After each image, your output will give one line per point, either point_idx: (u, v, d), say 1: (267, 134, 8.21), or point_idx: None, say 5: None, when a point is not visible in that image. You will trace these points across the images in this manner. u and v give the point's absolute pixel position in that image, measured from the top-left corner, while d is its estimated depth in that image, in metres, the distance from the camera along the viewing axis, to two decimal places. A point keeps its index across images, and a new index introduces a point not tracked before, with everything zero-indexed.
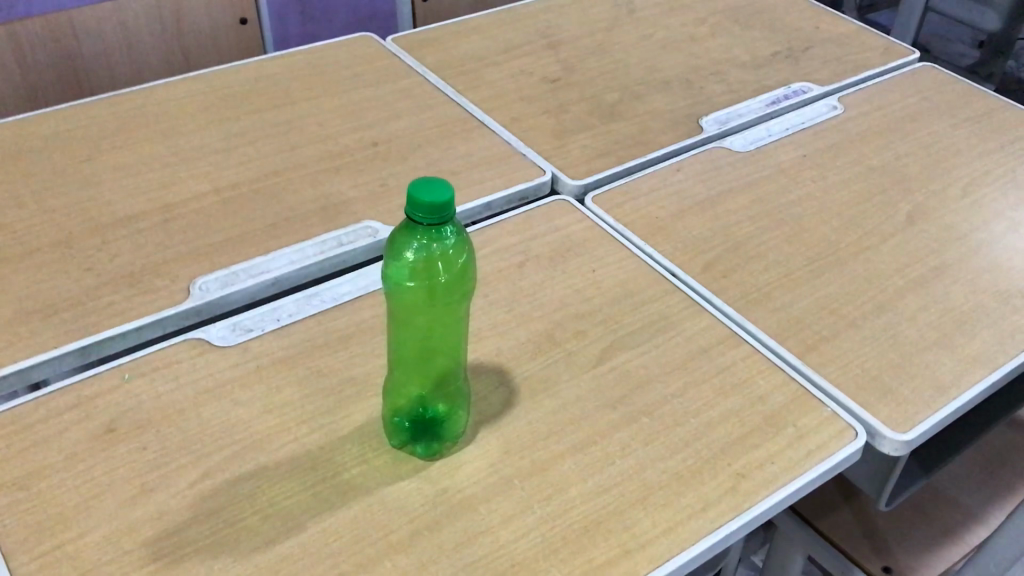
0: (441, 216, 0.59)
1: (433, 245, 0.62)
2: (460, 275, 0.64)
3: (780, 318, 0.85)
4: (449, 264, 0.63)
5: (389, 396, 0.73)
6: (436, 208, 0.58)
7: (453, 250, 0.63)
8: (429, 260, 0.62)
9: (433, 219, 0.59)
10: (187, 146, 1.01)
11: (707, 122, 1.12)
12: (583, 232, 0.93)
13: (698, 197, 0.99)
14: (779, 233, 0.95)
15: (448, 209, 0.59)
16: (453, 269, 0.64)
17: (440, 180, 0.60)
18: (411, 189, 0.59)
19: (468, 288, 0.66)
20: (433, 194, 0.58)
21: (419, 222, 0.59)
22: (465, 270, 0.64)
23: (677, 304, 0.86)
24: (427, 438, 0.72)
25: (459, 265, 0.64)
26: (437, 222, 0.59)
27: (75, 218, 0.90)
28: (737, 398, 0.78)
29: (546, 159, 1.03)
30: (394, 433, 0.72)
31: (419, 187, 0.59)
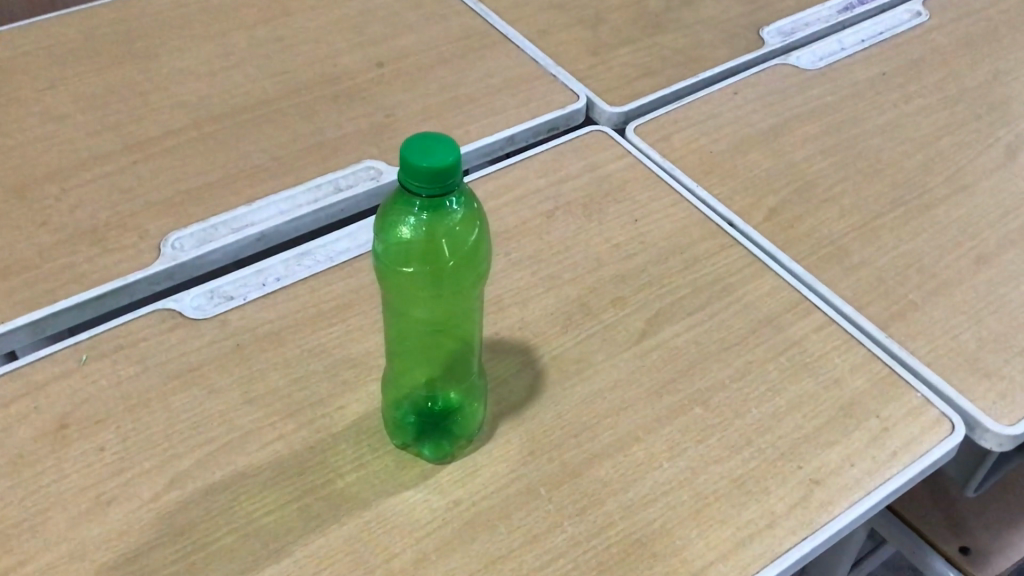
0: (443, 183, 0.46)
1: (436, 219, 0.49)
2: (472, 255, 0.51)
3: (858, 277, 0.72)
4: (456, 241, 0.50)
5: (389, 386, 0.62)
6: (436, 177, 0.45)
7: (460, 225, 0.50)
8: (431, 237, 0.50)
9: (434, 187, 0.46)
10: (163, 69, 0.87)
11: (768, 33, 0.96)
12: (622, 172, 0.80)
13: (759, 127, 0.84)
14: (856, 171, 0.80)
15: (452, 178, 0.46)
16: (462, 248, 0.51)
17: (442, 136, 0.47)
18: (403, 149, 0.46)
19: (481, 271, 0.53)
20: (431, 156, 0.45)
21: (416, 192, 0.46)
22: (478, 248, 0.51)
23: (735, 263, 0.72)
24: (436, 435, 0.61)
25: (470, 243, 0.51)
26: (440, 192, 0.46)
27: (30, 160, 0.77)
28: (808, 381, 0.65)
29: (581, 82, 0.89)
30: (397, 432, 0.61)
31: (414, 146, 0.46)
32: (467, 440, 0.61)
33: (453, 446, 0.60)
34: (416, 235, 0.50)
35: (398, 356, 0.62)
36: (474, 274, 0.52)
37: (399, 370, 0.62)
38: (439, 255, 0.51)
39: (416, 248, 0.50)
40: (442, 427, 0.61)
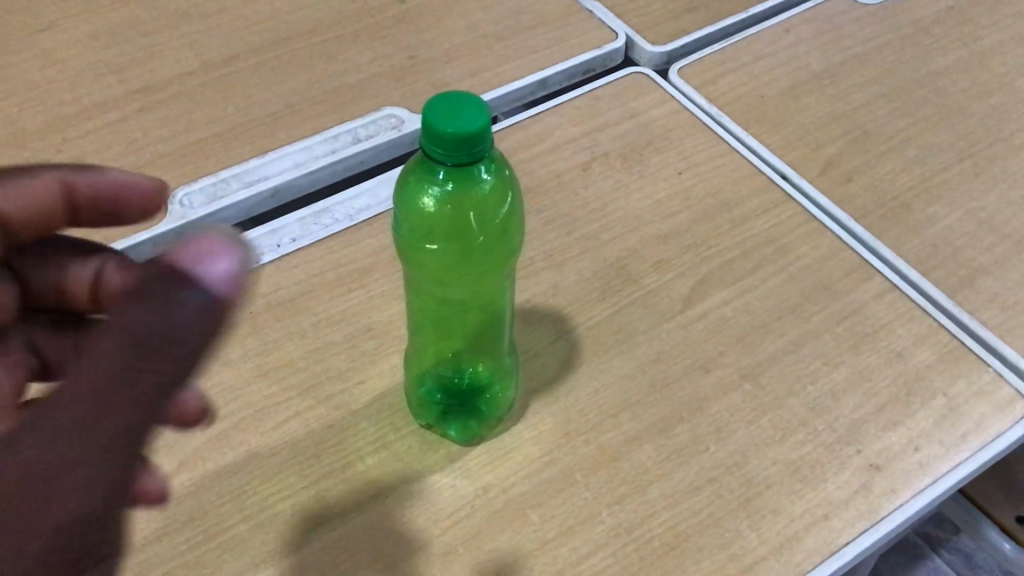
0: (468, 152, 0.41)
1: (462, 188, 0.44)
2: (501, 228, 0.46)
3: (922, 237, 0.66)
4: (484, 215, 0.45)
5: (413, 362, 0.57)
6: (465, 144, 0.40)
7: (489, 195, 0.45)
8: (457, 208, 0.45)
9: (459, 155, 0.41)
10: (170, 9, 0.82)
11: None
12: (664, 120, 0.73)
13: (813, 69, 0.77)
14: (920, 117, 0.74)
15: (482, 144, 0.41)
16: (490, 220, 0.46)
17: (471, 96, 0.41)
18: (425, 111, 0.41)
19: (512, 246, 0.48)
20: (455, 121, 0.40)
21: (439, 160, 0.41)
22: (509, 221, 0.47)
23: (788, 222, 0.66)
24: (463, 415, 0.57)
25: (498, 216, 0.46)
26: (466, 162, 0.41)
27: (29, 107, 0.72)
28: (868, 354, 0.60)
29: (619, 18, 0.82)
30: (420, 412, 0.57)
31: (436, 108, 0.41)
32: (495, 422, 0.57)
33: (479, 429, 0.56)
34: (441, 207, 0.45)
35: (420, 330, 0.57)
36: (504, 252, 0.48)
37: (422, 345, 0.58)
38: (464, 229, 0.46)
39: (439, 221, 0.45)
40: (470, 406, 0.57)
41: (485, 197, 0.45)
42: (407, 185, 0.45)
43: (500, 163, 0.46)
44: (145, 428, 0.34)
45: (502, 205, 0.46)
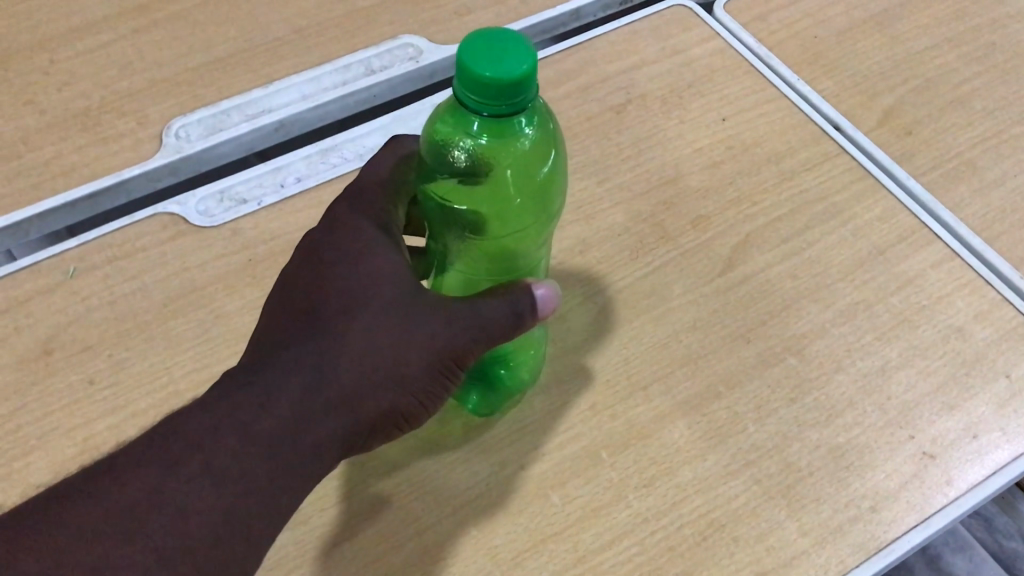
0: (509, 101, 0.35)
1: (500, 142, 0.39)
2: (539, 188, 0.41)
3: (986, 200, 0.60)
4: (522, 172, 0.40)
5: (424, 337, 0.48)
6: (505, 93, 0.35)
7: (531, 153, 0.40)
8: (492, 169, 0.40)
9: (498, 103, 0.35)
10: None
11: None
12: (707, 60, 0.67)
13: (870, 8, 0.71)
14: (988, 66, 0.67)
15: (524, 94, 0.36)
16: (528, 180, 0.40)
17: (516, 40, 0.35)
18: (460, 53, 0.35)
19: (553, 211, 0.43)
20: (496, 65, 0.35)
21: (475, 108, 0.36)
22: (548, 182, 0.41)
23: (839, 178, 0.61)
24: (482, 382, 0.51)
25: (537, 173, 0.40)
26: (506, 111, 0.36)
27: (18, 26, 0.67)
28: (925, 327, 0.54)
29: None
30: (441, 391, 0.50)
31: (473, 47, 0.35)
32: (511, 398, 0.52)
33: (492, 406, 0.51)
34: (475, 163, 0.39)
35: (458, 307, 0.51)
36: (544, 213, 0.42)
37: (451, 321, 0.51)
38: (499, 189, 0.40)
39: (472, 180, 0.40)
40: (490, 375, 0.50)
41: (524, 153, 0.40)
42: (435, 136, 0.40)
43: (543, 115, 0.40)
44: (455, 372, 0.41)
45: (542, 158, 0.40)
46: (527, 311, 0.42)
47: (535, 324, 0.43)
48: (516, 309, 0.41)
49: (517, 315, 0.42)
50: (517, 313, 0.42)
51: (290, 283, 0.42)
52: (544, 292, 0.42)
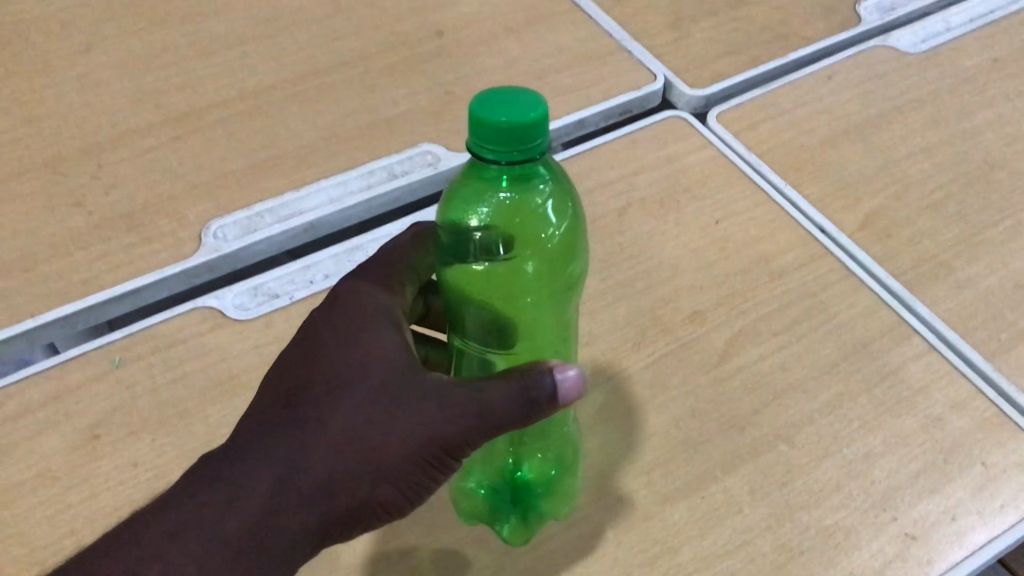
0: (524, 145, 0.41)
1: (518, 197, 0.46)
2: (557, 244, 0.47)
3: (961, 298, 0.65)
4: (532, 226, 0.47)
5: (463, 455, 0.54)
6: (515, 142, 0.41)
7: (545, 209, 0.47)
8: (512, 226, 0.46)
9: (510, 149, 0.41)
10: (211, 35, 0.82)
11: (866, 8, 0.87)
12: (701, 168, 0.73)
13: (852, 118, 0.77)
14: (961, 173, 0.73)
15: (534, 143, 0.41)
16: (538, 232, 0.47)
17: (521, 92, 0.42)
18: (474, 106, 0.41)
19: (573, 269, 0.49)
20: (506, 112, 0.40)
21: (490, 157, 0.41)
22: (565, 238, 0.48)
23: (825, 276, 0.66)
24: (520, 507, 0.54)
25: (547, 229, 0.47)
26: (518, 158, 0.41)
27: (68, 133, 0.73)
28: (906, 417, 0.58)
29: (657, 59, 0.82)
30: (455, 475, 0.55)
31: (486, 102, 0.41)
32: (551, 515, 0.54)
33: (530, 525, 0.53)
34: (496, 220, 0.46)
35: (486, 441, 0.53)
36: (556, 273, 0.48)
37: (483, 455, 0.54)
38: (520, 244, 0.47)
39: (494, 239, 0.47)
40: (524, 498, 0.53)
41: (538, 207, 0.46)
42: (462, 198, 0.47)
43: (556, 176, 0.47)
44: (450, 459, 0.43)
45: (553, 213, 0.47)
46: (540, 397, 0.43)
47: (555, 408, 0.43)
48: (528, 394, 0.43)
49: (529, 400, 0.43)
50: (530, 398, 0.43)
51: (296, 355, 0.45)
52: (564, 377, 0.43)
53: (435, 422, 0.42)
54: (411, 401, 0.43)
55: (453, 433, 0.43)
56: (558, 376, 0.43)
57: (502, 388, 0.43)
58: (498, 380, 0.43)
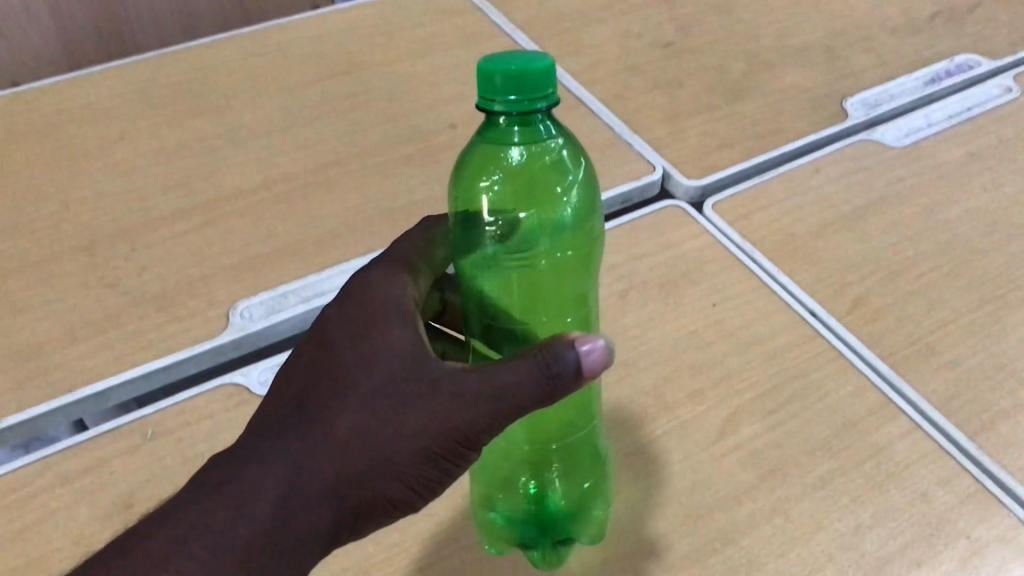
0: (538, 89, 0.45)
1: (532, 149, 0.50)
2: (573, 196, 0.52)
3: (946, 378, 0.68)
4: (538, 199, 0.51)
5: (480, 482, 0.58)
6: (526, 90, 0.45)
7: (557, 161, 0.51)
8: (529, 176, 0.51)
9: (523, 97, 0.45)
10: (237, 125, 0.88)
11: (852, 105, 0.93)
12: (698, 254, 0.78)
13: (840, 209, 0.82)
14: (943, 261, 0.77)
15: (543, 92, 0.45)
16: (553, 183, 0.51)
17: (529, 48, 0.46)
18: (485, 62, 0.45)
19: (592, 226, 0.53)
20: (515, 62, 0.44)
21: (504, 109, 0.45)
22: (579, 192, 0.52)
23: (815, 358, 0.70)
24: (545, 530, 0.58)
25: (559, 186, 0.51)
26: (531, 106, 0.45)
27: (104, 218, 0.77)
28: (894, 492, 0.62)
29: (656, 151, 0.88)
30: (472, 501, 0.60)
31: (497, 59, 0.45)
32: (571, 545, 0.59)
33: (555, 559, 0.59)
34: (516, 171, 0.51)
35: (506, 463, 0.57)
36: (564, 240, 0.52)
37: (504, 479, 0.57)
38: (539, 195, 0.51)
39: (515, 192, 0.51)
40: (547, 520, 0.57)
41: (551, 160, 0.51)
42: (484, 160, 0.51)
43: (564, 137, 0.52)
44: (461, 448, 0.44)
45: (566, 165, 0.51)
46: (563, 370, 0.43)
47: (582, 380, 0.43)
48: (549, 371, 0.43)
49: (551, 375, 0.43)
50: (552, 373, 0.43)
51: (306, 354, 0.47)
52: (587, 349, 0.43)
53: (451, 414, 0.43)
54: (422, 394, 0.44)
55: (468, 424, 0.43)
56: (582, 347, 0.43)
57: (520, 367, 0.43)
58: (518, 359, 0.44)
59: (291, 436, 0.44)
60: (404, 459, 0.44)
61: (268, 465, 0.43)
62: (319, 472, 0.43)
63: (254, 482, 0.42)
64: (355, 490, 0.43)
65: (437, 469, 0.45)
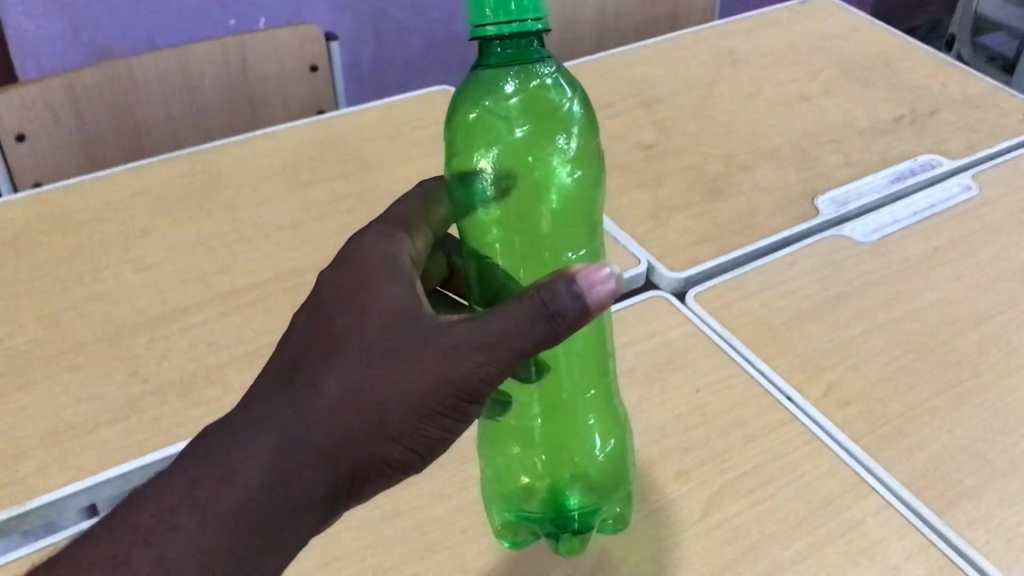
0: (530, 13, 0.50)
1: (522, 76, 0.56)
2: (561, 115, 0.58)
3: (914, 460, 0.73)
4: (532, 140, 0.58)
5: (494, 464, 0.63)
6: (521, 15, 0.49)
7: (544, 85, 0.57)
8: (523, 107, 0.57)
9: (518, 23, 0.49)
10: (249, 222, 0.93)
11: (822, 203, 1.00)
12: (680, 342, 0.83)
13: (813, 300, 0.88)
14: (910, 349, 0.83)
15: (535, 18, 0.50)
16: (546, 107, 0.57)
17: None
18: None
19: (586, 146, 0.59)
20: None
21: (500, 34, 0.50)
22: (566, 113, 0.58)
23: (793, 439, 0.74)
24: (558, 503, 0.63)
25: (551, 109, 0.57)
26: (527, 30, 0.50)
27: (125, 311, 0.82)
28: (868, 565, 0.66)
29: (642, 246, 0.94)
30: (488, 484, 0.64)
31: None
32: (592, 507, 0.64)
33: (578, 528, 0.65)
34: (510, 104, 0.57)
35: (517, 445, 0.62)
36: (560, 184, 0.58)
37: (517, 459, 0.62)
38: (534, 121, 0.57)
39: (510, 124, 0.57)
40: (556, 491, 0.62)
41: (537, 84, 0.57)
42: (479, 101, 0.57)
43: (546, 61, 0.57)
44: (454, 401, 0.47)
45: (553, 89, 0.57)
46: (564, 308, 0.46)
47: (586, 313, 0.46)
48: (551, 309, 0.45)
49: (551, 314, 0.46)
50: (552, 312, 0.46)
51: (304, 318, 0.50)
52: (590, 284, 0.46)
53: (443, 366, 0.46)
54: (414, 352, 0.47)
55: (467, 379, 0.46)
56: (583, 283, 0.46)
57: (522, 310, 0.46)
58: (518, 300, 0.46)
59: (281, 403, 0.46)
60: (403, 421, 0.46)
61: (260, 437, 0.45)
62: (317, 438, 0.45)
63: (246, 453, 0.45)
64: (356, 451, 0.46)
65: (438, 427, 0.47)
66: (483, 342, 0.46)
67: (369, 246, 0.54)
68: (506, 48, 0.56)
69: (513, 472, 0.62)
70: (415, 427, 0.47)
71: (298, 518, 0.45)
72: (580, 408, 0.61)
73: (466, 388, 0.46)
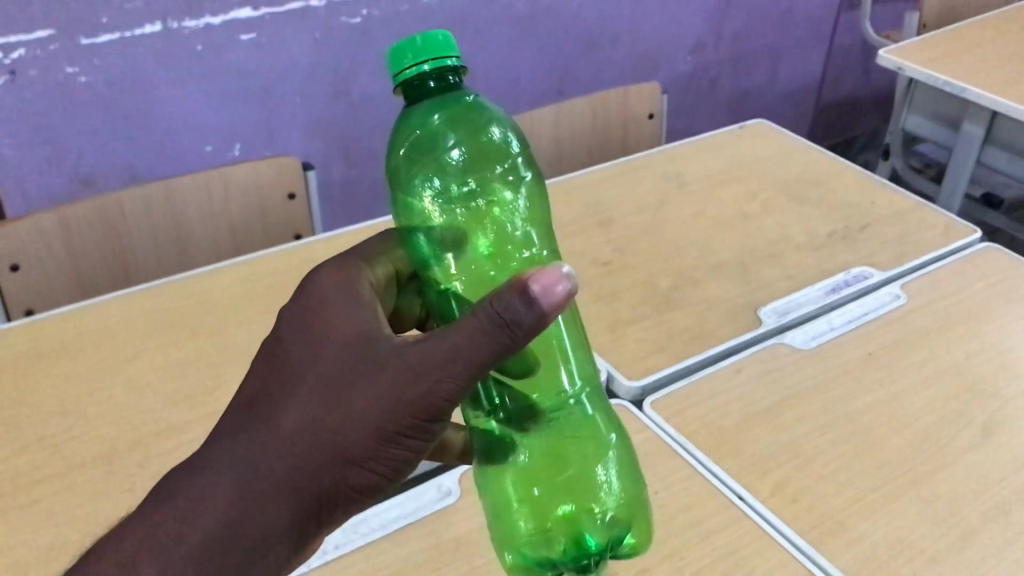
0: (443, 48, 0.57)
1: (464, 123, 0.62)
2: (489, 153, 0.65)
3: (855, 552, 0.79)
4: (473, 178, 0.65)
5: (492, 503, 0.60)
6: (438, 51, 0.57)
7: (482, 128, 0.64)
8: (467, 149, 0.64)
9: (434, 59, 0.57)
10: (233, 342, 1.00)
11: (765, 313, 1.08)
12: (638, 447, 0.90)
13: (759, 405, 0.95)
14: (849, 449, 0.90)
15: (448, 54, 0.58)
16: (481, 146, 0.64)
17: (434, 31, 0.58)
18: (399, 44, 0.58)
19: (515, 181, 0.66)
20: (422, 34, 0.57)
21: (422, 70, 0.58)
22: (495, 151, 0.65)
23: (745, 534, 0.81)
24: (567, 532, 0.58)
25: (487, 147, 0.65)
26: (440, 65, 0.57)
27: (119, 431, 0.87)
28: None
29: (602, 357, 1.01)
30: (491, 531, 0.60)
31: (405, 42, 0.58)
32: (604, 526, 0.58)
33: (596, 558, 0.58)
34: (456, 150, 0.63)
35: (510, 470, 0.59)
36: (494, 205, 0.65)
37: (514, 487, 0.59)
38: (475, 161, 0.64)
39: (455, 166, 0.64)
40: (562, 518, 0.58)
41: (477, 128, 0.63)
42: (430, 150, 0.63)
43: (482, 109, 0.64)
44: (410, 421, 0.51)
45: (490, 132, 0.64)
46: (518, 318, 0.48)
47: (542, 315, 0.48)
48: (506, 321, 0.48)
49: (506, 324, 0.48)
50: (507, 322, 0.48)
51: (270, 353, 0.56)
52: (543, 286, 0.49)
53: (392, 390, 0.51)
54: (368, 372, 0.52)
55: (426, 402, 0.50)
56: (538, 289, 0.48)
57: (477, 325, 0.49)
58: (474, 316, 0.49)
59: (242, 434, 0.53)
60: (362, 444, 0.51)
61: (215, 472, 0.51)
62: (272, 467, 0.51)
63: (200, 490, 0.51)
64: (321, 477, 0.51)
65: (404, 448, 0.52)
66: (438, 362, 0.50)
67: (328, 281, 0.59)
68: (437, 85, 0.59)
69: (512, 501, 0.59)
70: (377, 449, 0.51)
71: (268, 545, 0.51)
72: (567, 418, 0.60)
73: (420, 408, 0.51)
